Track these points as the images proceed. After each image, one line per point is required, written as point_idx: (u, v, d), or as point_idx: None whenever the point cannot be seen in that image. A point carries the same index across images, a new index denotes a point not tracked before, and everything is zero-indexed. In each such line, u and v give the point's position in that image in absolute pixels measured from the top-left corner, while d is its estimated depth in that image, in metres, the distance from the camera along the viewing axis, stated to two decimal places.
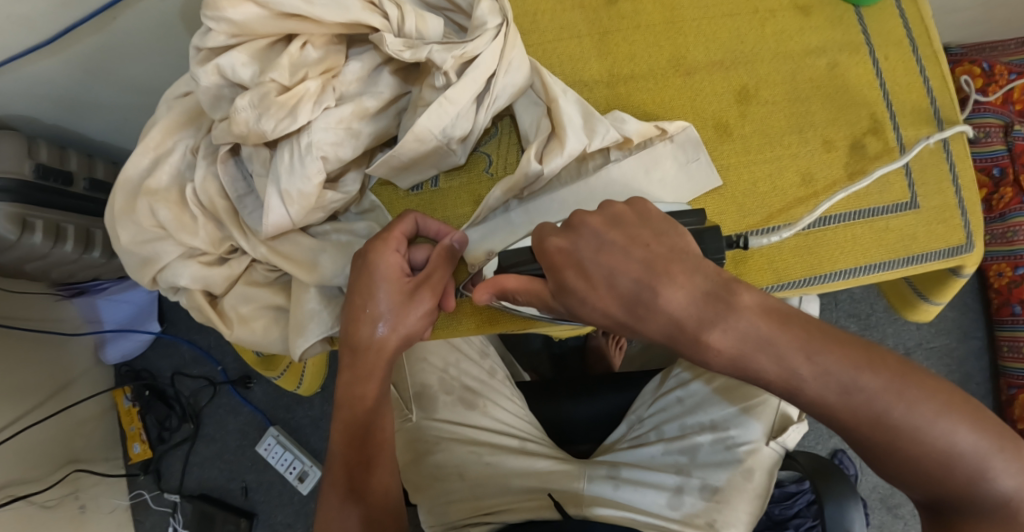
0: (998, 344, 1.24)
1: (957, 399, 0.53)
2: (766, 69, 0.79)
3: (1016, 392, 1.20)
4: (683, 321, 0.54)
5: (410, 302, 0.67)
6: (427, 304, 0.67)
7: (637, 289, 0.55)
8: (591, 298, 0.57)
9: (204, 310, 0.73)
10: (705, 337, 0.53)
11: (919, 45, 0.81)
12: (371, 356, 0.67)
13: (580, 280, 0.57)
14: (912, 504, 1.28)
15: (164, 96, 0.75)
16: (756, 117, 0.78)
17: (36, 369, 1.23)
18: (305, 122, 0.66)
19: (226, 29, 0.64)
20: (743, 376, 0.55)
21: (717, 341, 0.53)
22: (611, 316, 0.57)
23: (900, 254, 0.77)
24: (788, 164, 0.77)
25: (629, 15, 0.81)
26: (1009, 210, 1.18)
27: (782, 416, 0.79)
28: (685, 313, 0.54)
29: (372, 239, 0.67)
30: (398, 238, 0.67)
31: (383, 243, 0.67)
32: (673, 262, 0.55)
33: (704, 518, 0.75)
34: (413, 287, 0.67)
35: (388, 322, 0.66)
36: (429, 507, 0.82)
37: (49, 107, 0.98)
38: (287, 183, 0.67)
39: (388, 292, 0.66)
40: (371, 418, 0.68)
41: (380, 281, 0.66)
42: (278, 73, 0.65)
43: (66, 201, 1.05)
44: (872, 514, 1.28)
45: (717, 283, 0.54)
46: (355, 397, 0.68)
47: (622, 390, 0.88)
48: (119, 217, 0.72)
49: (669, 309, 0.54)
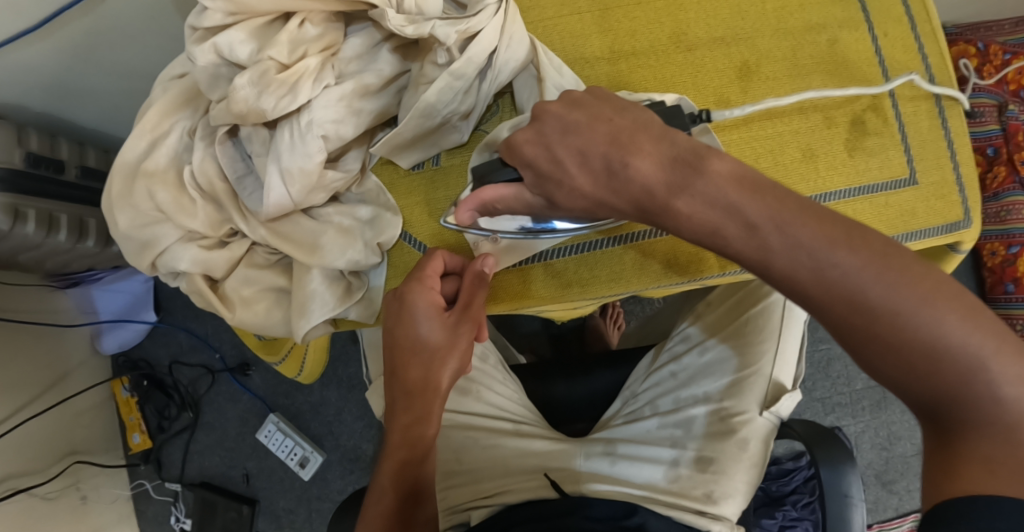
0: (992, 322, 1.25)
1: (948, 290, 0.50)
2: (767, 46, 0.79)
3: None
4: (654, 189, 0.55)
5: (454, 338, 0.64)
6: (472, 335, 0.65)
7: (608, 163, 0.56)
8: (568, 180, 0.59)
9: (206, 293, 0.71)
10: (674, 203, 0.54)
11: (918, 22, 0.80)
12: (428, 398, 0.65)
13: (552, 165, 0.59)
14: (908, 479, 1.30)
15: (159, 78, 0.75)
16: (757, 94, 0.78)
17: (32, 362, 1.23)
18: (305, 100, 0.66)
19: (223, 7, 0.63)
20: (714, 248, 0.56)
21: (685, 208, 0.54)
22: (590, 194, 0.59)
23: (900, 230, 0.77)
24: (789, 140, 0.77)
25: None
26: (1003, 190, 1.20)
27: (774, 385, 0.80)
28: (656, 181, 0.55)
29: (407, 281, 0.65)
30: (433, 276, 0.65)
31: (418, 284, 0.64)
32: (639, 134, 0.56)
33: (701, 489, 0.76)
34: (456, 320, 0.64)
35: (433, 360, 0.64)
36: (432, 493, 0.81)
37: (38, 95, 0.97)
38: (288, 161, 0.67)
39: (432, 333, 0.64)
40: (411, 452, 0.65)
41: (422, 322, 0.63)
42: (277, 51, 0.64)
43: (58, 190, 1.04)
44: (867, 489, 1.30)
45: (688, 151, 0.55)
46: (415, 437, 0.65)
47: (617, 368, 0.89)
48: (117, 201, 0.71)
49: (642, 178, 0.55)
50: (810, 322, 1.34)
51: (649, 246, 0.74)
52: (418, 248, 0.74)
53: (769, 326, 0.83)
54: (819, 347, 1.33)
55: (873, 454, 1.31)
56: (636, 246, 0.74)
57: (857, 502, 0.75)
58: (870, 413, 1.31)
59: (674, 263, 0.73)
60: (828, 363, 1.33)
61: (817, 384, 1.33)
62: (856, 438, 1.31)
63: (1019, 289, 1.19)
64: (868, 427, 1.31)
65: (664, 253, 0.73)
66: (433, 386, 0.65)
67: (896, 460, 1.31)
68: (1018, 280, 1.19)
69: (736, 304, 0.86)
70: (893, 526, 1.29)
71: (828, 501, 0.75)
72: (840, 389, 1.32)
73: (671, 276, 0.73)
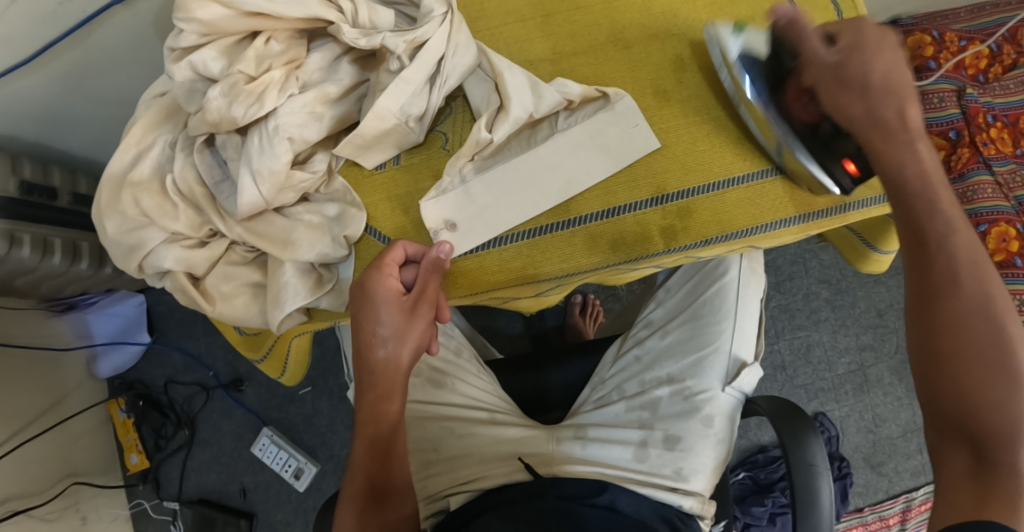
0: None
1: None
2: (699, 39, 0.84)
3: None
4: (893, 122, 0.67)
5: (413, 320, 0.69)
6: (428, 317, 0.70)
7: (893, 82, 0.67)
8: (872, 62, 0.68)
9: (189, 289, 0.76)
10: (915, 144, 0.66)
11: (843, 9, 0.87)
12: (390, 377, 0.69)
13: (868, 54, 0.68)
14: (895, 461, 1.34)
15: (143, 97, 0.80)
16: (692, 83, 0.82)
17: (29, 386, 1.26)
18: (272, 108, 0.71)
19: (196, 29, 0.69)
20: (901, 183, 0.65)
21: (913, 145, 0.66)
22: (870, 77, 0.68)
23: (838, 201, 0.80)
24: (724, 125, 0.80)
25: None
26: (968, 169, 1.29)
27: (736, 362, 0.85)
28: (905, 119, 0.67)
29: (367, 268, 0.70)
30: (391, 263, 0.70)
31: (377, 272, 0.69)
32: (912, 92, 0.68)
33: (670, 467, 0.81)
34: (413, 304, 0.70)
35: (396, 341, 0.69)
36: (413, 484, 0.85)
37: (32, 126, 1.02)
38: (258, 162, 0.72)
39: (392, 315, 0.68)
40: (378, 430, 0.69)
41: (382, 306, 0.68)
42: (245, 64, 0.70)
43: (50, 214, 1.09)
44: (857, 473, 1.34)
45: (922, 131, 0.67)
46: (380, 413, 0.69)
47: (587, 357, 0.94)
48: (105, 210, 0.76)
49: (905, 113, 0.67)
50: (787, 310, 1.39)
51: (597, 229, 0.78)
52: (382, 240, 0.79)
53: (725, 308, 0.88)
54: (798, 333, 1.38)
55: (859, 437, 1.35)
56: (585, 231, 0.78)
57: (823, 471, 0.79)
58: (853, 396, 1.36)
59: (620, 245, 0.78)
60: (808, 348, 1.38)
61: (799, 371, 1.37)
62: (841, 422, 1.35)
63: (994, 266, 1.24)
64: (853, 411, 1.36)
65: (612, 234, 0.78)
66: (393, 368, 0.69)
67: (884, 442, 1.35)
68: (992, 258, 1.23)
69: (693, 289, 0.91)
70: (886, 508, 1.32)
71: (796, 472, 0.79)
72: (821, 374, 1.37)
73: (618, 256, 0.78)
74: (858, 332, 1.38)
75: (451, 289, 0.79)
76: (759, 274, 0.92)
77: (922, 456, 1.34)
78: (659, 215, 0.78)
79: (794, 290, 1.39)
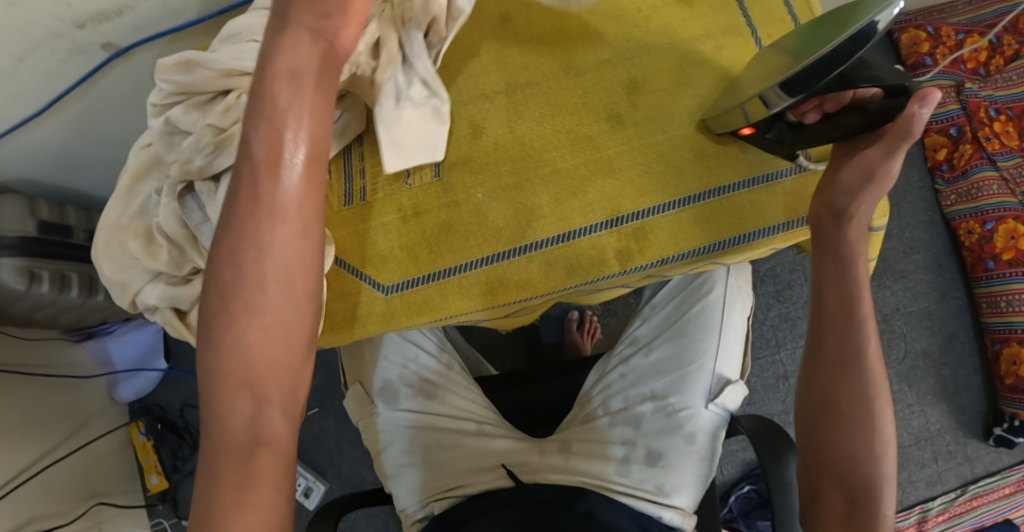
0: (979, 301, 1.36)
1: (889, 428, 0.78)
2: (652, 61, 0.87)
3: (1001, 347, 1.33)
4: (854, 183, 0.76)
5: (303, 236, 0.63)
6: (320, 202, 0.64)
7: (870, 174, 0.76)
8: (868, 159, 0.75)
9: (175, 324, 0.82)
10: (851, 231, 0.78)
11: (801, 17, 0.88)
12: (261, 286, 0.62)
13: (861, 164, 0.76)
14: (906, 470, 1.34)
15: (134, 147, 0.88)
16: (646, 105, 0.85)
17: (51, 412, 1.33)
18: (239, 156, 0.79)
19: (171, 89, 0.78)
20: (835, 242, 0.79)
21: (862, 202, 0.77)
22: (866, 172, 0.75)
23: (797, 214, 0.83)
24: (677, 144, 0.84)
25: (523, 30, 0.89)
26: (970, 166, 1.35)
27: (720, 380, 0.89)
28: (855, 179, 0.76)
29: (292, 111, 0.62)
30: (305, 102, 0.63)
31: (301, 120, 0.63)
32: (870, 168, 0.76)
33: (653, 482, 0.84)
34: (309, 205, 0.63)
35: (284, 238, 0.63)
36: (401, 490, 0.89)
37: (46, 169, 1.10)
38: (227, 207, 0.77)
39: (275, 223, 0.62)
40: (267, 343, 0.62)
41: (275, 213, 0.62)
42: (212, 118, 0.77)
43: (69, 250, 1.16)
44: None
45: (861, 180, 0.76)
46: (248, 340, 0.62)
47: (570, 374, 0.98)
48: (100, 254, 0.84)
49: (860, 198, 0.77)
50: (786, 319, 1.40)
51: (553, 253, 0.82)
52: (351, 271, 0.84)
53: (710, 325, 0.91)
54: (800, 342, 1.39)
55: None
56: (541, 255, 0.82)
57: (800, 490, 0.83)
58: None
59: (577, 267, 0.82)
60: None
61: None
62: None
63: (999, 265, 1.32)
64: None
65: (567, 259, 0.82)
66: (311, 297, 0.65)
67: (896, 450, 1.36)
68: (997, 257, 1.31)
69: (678, 305, 0.93)
70: (902, 519, 1.33)
71: (775, 490, 0.82)
72: None
73: (573, 277, 0.82)
74: None
75: (414, 316, 0.83)
76: (747, 296, 0.95)
77: (937, 464, 1.35)
78: (614, 237, 0.82)
79: (794, 298, 1.40)
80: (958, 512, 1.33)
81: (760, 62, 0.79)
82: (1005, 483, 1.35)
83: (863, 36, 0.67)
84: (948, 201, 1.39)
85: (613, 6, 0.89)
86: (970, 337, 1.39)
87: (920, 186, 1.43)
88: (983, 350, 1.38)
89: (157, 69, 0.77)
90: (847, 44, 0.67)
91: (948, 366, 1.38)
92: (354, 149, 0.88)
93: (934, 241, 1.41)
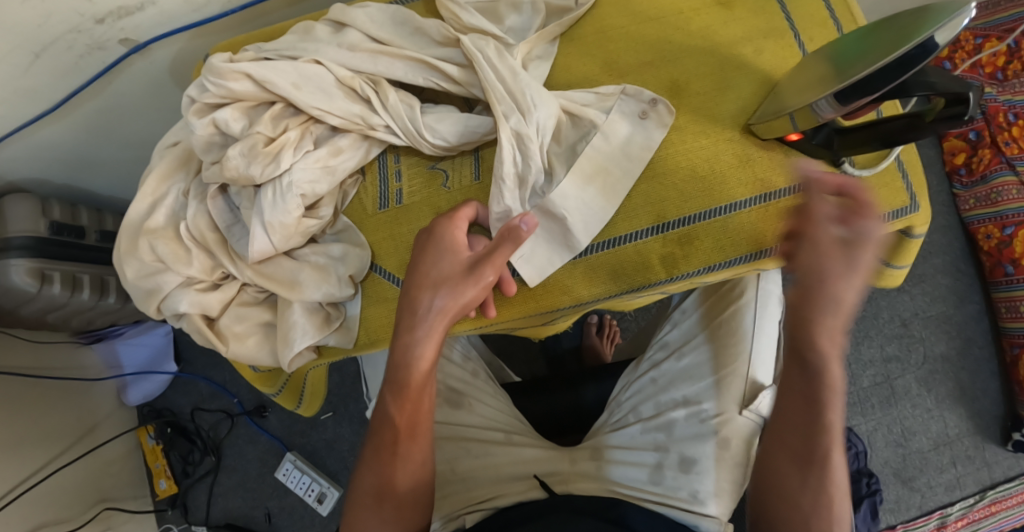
0: (997, 305, 1.33)
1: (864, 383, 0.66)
2: (693, 63, 0.84)
3: (1019, 351, 1.30)
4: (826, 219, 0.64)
5: (473, 273, 0.73)
6: (484, 277, 0.73)
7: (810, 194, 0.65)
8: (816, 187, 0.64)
9: (204, 331, 0.79)
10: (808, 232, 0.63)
11: (842, 22, 0.84)
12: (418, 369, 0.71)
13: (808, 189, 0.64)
14: (928, 476, 1.31)
15: (157, 146, 0.85)
16: (689, 109, 0.82)
17: (60, 416, 1.30)
18: (287, 166, 0.78)
19: (219, 93, 0.78)
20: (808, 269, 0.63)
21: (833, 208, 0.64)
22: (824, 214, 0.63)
23: None
24: (724, 148, 0.80)
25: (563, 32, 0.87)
26: (990, 171, 1.32)
27: (752, 385, 0.85)
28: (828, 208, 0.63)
29: (440, 218, 0.77)
30: (461, 219, 0.77)
31: (448, 221, 0.76)
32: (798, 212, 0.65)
33: (686, 490, 0.81)
34: (473, 260, 0.73)
35: (444, 297, 0.72)
36: None
37: (57, 169, 1.07)
38: (270, 216, 0.77)
39: (451, 259, 0.74)
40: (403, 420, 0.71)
41: (444, 249, 0.74)
42: (263, 126, 0.77)
43: (80, 253, 1.13)
44: (888, 490, 1.31)
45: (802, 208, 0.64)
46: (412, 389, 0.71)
47: (601, 380, 0.96)
48: (124, 256, 0.81)
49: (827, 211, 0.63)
50: None
51: (596, 259, 0.81)
52: (387, 277, 0.82)
53: (743, 330, 0.88)
54: None
55: (888, 451, 1.32)
56: (585, 261, 0.81)
57: None
58: (881, 409, 1.33)
59: (621, 273, 0.81)
60: None
61: None
62: (868, 436, 1.33)
63: (1018, 270, 1.28)
64: (880, 425, 1.33)
65: (612, 263, 0.81)
66: (423, 428, 0.71)
67: (915, 456, 1.32)
68: (1016, 261, 1.28)
69: (709, 310, 0.91)
70: (920, 525, 1.30)
71: None
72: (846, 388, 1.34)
73: (619, 283, 0.81)
74: (883, 343, 1.35)
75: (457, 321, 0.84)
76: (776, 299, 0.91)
77: (957, 469, 1.32)
78: (659, 243, 0.80)
79: None
80: (976, 518, 1.29)
81: (800, 71, 0.76)
82: None
83: (929, 47, 0.63)
84: (966, 205, 1.36)
85: (652, 7, 0.86)
86: (989, 342, 1.36)
87: (938, 191, 1.40)
88: (1001, 354, 1.35)
89: (210, 70, 0.77)
90: (913, 51, 0.63)
91: (967, 371, 1.35)
92: (389, 153, 0.85)
93: (952, 245, 1.38)
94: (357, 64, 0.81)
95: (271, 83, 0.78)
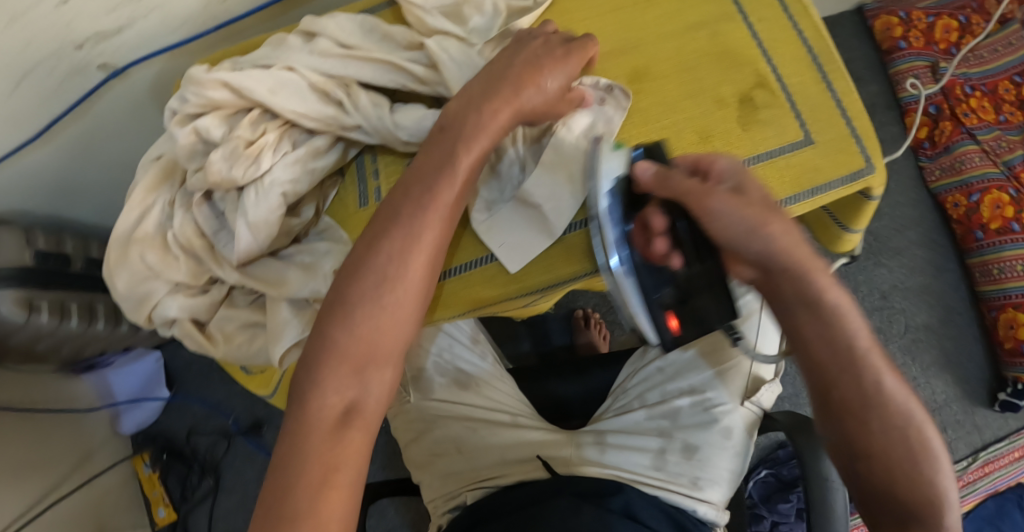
0: (973, 271, 1.37)
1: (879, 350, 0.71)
2: (653, 50, 0.88)
3: (997, 314, 1.34)
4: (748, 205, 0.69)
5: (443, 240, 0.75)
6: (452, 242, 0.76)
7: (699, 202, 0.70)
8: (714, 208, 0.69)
9: (195, 335, 0.82)
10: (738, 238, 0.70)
11: (789, 3, 0.90)
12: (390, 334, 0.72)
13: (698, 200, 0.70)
14: None
15: (142, 162, 0.87)
16: (650, 93, 0.86)
17: (54, 446, 1.29)
18: (267, 166, 0.80)
19: (200, 102, 0.80)
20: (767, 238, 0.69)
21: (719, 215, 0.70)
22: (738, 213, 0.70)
23: (805, 187, 0.82)
24: (686, 126, 0.84)
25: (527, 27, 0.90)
26: (952, 142, 1.37)
27: (754, 378, 0.88)
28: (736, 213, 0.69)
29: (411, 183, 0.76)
30: None
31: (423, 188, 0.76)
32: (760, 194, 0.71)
33: (687, 476, 0.83)
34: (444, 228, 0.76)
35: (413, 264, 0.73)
36: (430, 481, 0.89)
37: (41, 197, 1.09)
38: (254, 215, 0.79)
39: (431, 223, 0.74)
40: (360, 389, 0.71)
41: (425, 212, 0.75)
42: (243, 130, 0.80)
43: (66, 281, 1.14)
44: None
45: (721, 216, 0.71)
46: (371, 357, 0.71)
47: (606, 367, 0.97)
48: (114, 267, 0.82)
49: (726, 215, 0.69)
50: None
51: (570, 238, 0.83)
52: None
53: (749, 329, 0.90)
54: None
55: None
56: (561, 243, 0.83)
57: (839, 485, 0.73)
58: None
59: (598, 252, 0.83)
60: None
61: None
62: None
63: (988, 234, 1.33)
64: None
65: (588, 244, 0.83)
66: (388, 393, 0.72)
67: None
68: (985, 226, 1.33)
69: None
70: None
71: (811, 485, 0.73)
72: None
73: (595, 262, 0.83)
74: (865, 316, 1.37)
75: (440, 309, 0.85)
76: None
77: (948, 435, 1.34)
78: None
79: None
80: (970, 480, 1.32)
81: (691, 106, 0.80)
82: (1014, 448, 1.33)
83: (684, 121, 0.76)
84: (933, 176, 1.41)
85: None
86: (967, 308, 1.39)
87: (904, 165, 1.45)
88: (981, 319, 1.38)
89: (189, 81, 0.80)
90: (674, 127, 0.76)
91: (950, 338, 1.38)
92: (366, 153, 0.89)
93: (924, 217, 1.42)
94: (330, 68, 0.83)
95: (248, 90, 0.80)
